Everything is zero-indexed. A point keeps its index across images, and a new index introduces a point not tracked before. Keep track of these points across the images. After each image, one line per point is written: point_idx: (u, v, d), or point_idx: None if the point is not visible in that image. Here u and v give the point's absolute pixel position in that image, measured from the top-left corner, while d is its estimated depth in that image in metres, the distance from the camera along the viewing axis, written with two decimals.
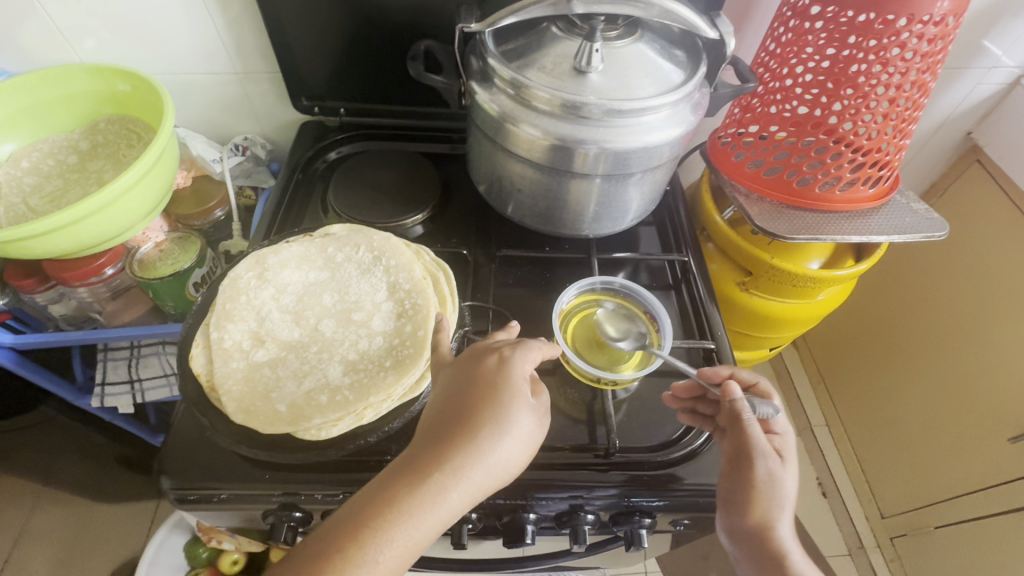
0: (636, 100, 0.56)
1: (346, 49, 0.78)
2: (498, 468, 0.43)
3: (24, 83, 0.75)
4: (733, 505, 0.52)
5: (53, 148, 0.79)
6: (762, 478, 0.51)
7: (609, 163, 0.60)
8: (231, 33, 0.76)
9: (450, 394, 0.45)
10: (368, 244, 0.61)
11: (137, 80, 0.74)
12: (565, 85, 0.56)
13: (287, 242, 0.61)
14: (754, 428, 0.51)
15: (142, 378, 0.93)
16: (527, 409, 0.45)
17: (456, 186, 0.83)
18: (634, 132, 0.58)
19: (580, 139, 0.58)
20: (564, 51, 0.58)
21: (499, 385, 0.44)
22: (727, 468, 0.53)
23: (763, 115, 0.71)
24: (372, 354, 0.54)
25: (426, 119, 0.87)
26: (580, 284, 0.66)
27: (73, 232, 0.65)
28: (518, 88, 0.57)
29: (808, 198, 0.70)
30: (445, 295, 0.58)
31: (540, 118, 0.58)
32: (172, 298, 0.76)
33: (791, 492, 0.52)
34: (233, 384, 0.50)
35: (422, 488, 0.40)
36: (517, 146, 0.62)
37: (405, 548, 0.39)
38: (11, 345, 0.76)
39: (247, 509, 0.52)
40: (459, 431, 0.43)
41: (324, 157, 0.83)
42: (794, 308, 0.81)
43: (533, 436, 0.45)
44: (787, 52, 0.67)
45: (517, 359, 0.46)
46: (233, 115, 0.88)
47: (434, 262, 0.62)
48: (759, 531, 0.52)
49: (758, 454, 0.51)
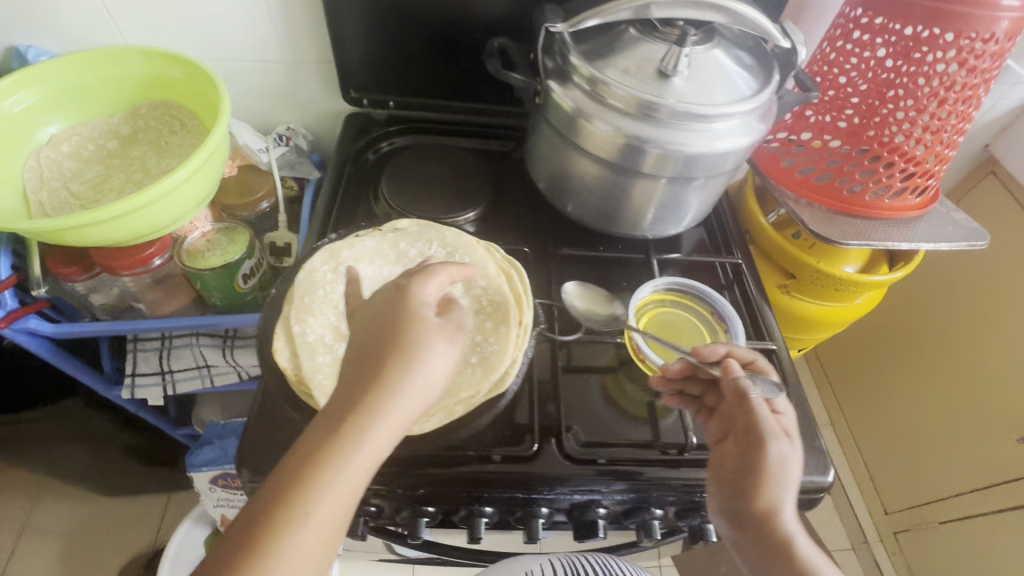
0: (711, 106, 0.57)
1: (402, 42, 0.77)
2: (413, 396, 0.42)
3: (68, 64, 0.72)
4: (742, 487, 0.48)
5: (94, 132, 0.77)
6: (773, 457, 0.48)
7: (677, 166, 0.61)
8: (286, 22, 0.75)
9: (359, 327, 0.44)
10: (441, 240, 0.61)
11: (188, 65, 0.72)
12: (644, 87, 0.57)
13: (358, 236, 0.61)
14: (762, 408, 0.50)
15: (173, 369, 0.91)
16: (432, 333, 0.43)
17: (508, 181, 0.82)
18: (704, 138, 0.59)
19: (651, 140, 0.59)
20: (646, 53, 0.58)
21: (399, 313, 0.43)
22: (734, 449, 0.51)
23: (817, 124, 0.73)
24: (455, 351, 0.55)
25: (477, 113, 0.87)
26: (659, 282, 0.63)
27: (133, 222, 0.64)
28: (596, 85, 0.58)
29: (857, 205, 0.72)
30: (520, 294, 0.59)
31: (615, 118, 0.59)
32: (219, 290, 0.75)
33: (797, 478, 0.48)
34: (323, 379, 0.50)
35: (342, 434, 0.39)
36: (588, 144, 0.62)
37: (341, 495, 0.39)
38: (53, 334, 0.73)
39: None
40: (371, 366, 0.41)
41: (375, 148, 0.83)
42: (834, 312, 0.84)
43: (450, 356, 0.44)
44: (845, 63, 0.69)
45: (415, 284, 0.45)
46: (277, 104, 0.86)
47: (506, 259, 0.62)
48: (762, 513, 0.47)
49: (773, 437, 0.48)
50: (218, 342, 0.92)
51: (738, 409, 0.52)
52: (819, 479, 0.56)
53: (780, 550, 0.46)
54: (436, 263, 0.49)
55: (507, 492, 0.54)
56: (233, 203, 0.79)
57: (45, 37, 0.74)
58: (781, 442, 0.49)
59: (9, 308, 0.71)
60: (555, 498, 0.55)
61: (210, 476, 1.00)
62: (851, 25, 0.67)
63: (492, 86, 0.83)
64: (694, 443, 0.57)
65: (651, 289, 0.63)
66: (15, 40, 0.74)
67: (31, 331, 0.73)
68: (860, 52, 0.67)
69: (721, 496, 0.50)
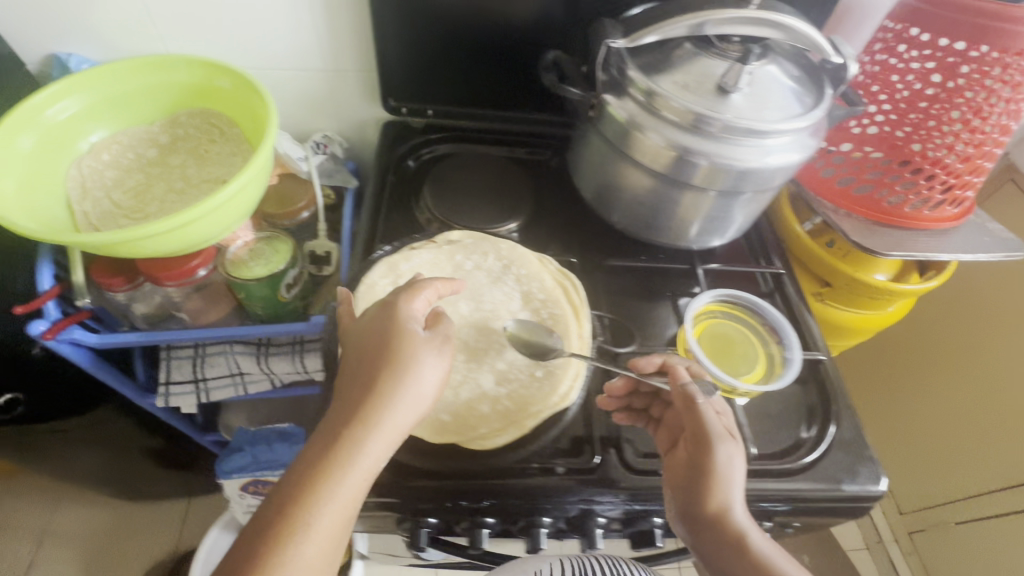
0: (764, 123, 0.57)
1: (444, 52, 0.78)
2: (408, 404, 0.46)
3: (110, 72, 0.71)
4: (689, 486, 0.49)
5: (133, 141, 0.76)
6: (715, 452, 0.48)
7: (726, 180, 0.61)
8: (330, 32, 0.75)
9: (352, 348, 0.49)
10: (497, 253, 0.62)
11: (234, 75, 0.72)
12: (699, 100, 0.58)
13: (415, 248, 0.62)
14: (708, 411, 0.50)
15: (206, 377, 0.91)
16: (421, 347, 0.48)
17: (548, 190, 0.82)
18: (755, 153, 0.60)
19: (702, 153, 0.59)
20: (704, 69, 0.59)
21: (390, 330, 0.49)
22: (686, 454, 0.51)
23: (858, 135, 0.74)
24: (520, 364, 0.55)
25: (513, 121, 0.87)
26: (720, 292, 0.64)
27: (185, 233, 0.63)
28: (651, 97, 0.59)
29: (897, 216, 0.74)
30: (579, 308, 0.59)
31: (668, 130, 0.59)
32: (263, 300, 0.76)
33: (739, 473, 0.48)
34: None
35: (340, 445, 0.44)
36: (639, 156, 0.63)
37: (341, 506, 0.42)
38: (96, 344, 0.73)
39: (392, 514, 0.53)
40: (366, 380, 0.46)
41: (416, 155, 0.83)
42: (866, 319, 0.85)
43: (440, 366, 0.49)
44: (890, 76, 0.70)
45: (403, 301, 0.50)
46: (314, 112, 0.86)
47: (561, 271, 0.62)
48: (708, 509, 0.47)
49: (709, 432, 0.49)
50: (252, 349, 0.91)
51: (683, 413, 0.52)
52: (874, 488, 0.58)
53: (733, 547, 0.45)
54: (423, 281, 0.54)
55: (571, 503, 0.54)
56: (274, 213, 0.79)
57: (88, 44, 0.73)
58: (719, 441, 0.49)
59: (53, 318, 0.71)
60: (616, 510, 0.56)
61: (241, 483, 0.99)
62: (895, 40, 0.69)
63: (530, 94, 0.84)
64: (753, 452, 0.59)
65: (711, 298, 0.63)
66: (56, 47, 0.73)
67: (75, 342, 0.72)
68: (903, 67, 0.69)
69: (676, 498, 0.50)
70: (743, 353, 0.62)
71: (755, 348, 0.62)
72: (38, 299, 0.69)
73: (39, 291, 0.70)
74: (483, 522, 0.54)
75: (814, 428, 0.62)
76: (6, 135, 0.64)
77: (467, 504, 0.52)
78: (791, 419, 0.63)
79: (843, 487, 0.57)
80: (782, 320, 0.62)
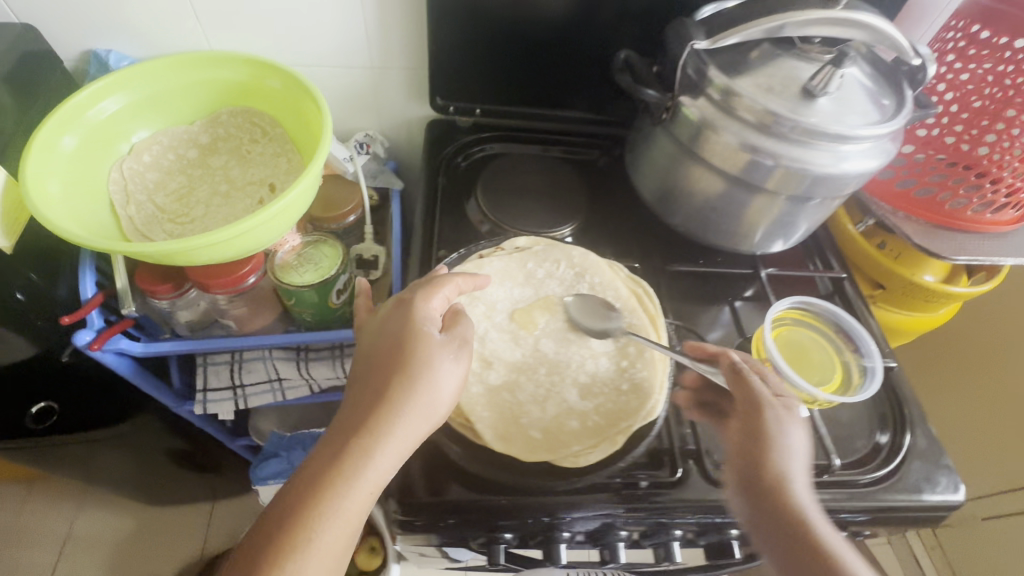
0: (843, 128, 0.55)
1: (498, 50, 0.76)
2: (417, 414, 0.46)
3: (151, 68, 0.68)
4: (749, 453, 0.48)
5: (173, 141, 0.72)
6: (778, 420, 0.48)
7: (798, 185, 0.59)
8: (380, 28, 0.73)
9: (366, 350, 0.50)
10: (568, 260, 0.60)
11: (284, 74, 0.69)
12: (777, 101, 0.56)
13: (484, 257, 0.60)
14: (762, 388, 0.50)
15: (244, 384, 0.87)
16: (432, 354, 0.48)
17: (601, 192, 0.81)
18: (831, 158, 0.57)
19: (776, 155, 0.57)
20: (788, 71, 0.57)
21: (405, 333, 0.49)
22: (739, 433, 0.50)
23: (924, 137, 0.74)
24: (603, 376, 0.54)
25: (561, 121, 0.84)
26: (798, 299, 0.62)
27: (230, 244, 0.59)
28: (728, 96, 0.57)
29: (959, 220, 0.72)
30: (655, 315, 0.58)
31: (744, 131, 0.57)
32: (313, 307, 0.73)
33: (799, 446, 0.48)
34: (482, 411, 0.51)
35: (347, 455, 0.44)
36: (709, 157, 0.61)
37: (343, 518, 0.43)
38: (141, 353, 0.71)
39: (469, 533, 0.52)
40: (377, 388, 0.47)
41: (465, 154, 0.81)
42: (917, 320, 0.84)
43: (454, 372, 0.49)
44: (961, 78, 0.71)
45: (420, 301, 0.51)
46: (356, 110, 0.84)
47: (633, 279, 0.61)
48: (765, 475, 0.47)
49: (771, 403, 0.49)
50: (290, 355, 0.88)
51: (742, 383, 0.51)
52: (953, 497, 0.58)
53: (787, 514, 0.45)
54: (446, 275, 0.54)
55: (656, 517, 0.53)
56: (319, 215, 0.76)
57: (129, 41, 0.72)
58: (781, 411, 0.49)
59: (97, 327, 0.68)
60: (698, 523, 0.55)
61: (277, 487, 0.99)
62: (965, 42, 0.70)
63: (579, 93, 0.82)
64: (837, 464, 0.58)
65: (788, 305, 0.62)
66: (94, 44, 0.72)
67: (120, 352, 0.69)
68: (977, 66, 0.69)
69: (733, 467, 0.49)
70: (818, 362, 0.61)
71: (830, 356, 0.61)
72: (82, 309, 0.67)
73: (83, 300, 0.68)
74: (562, 531, 0.53)
75: (889, 435, 0.62)
76: (50, 135, 0.61)
77: (551, 521, 0.51)
78: (862, 427, 0.63)
79: (923, 497, 0.57)
80: (860, 329, 0.61)
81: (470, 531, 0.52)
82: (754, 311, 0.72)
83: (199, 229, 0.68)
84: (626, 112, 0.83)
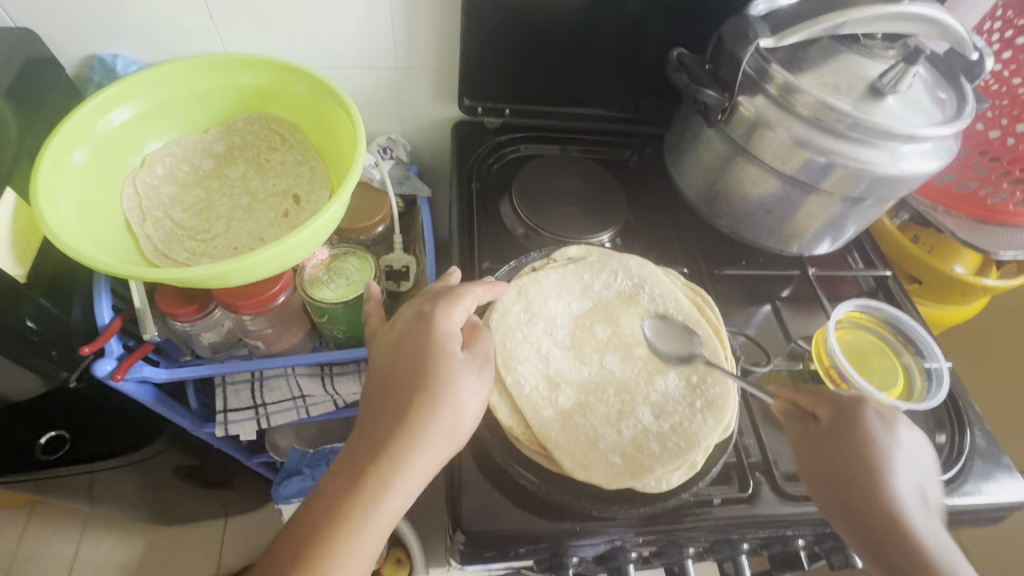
0: (907, 127, 0.53)
1: (533, 47, 0.73)
2: (440, 439, 0.44)
3: (165, 74, 0.63)
4: (842, 470, 0.46)
5: (187, 152, 0.67)
6: (874, 428, 0.47)
7: (857, 187, 0.57)
8: (410, 26, 0.69)
9: (381, 368, 0.47)
10: (626, 270, 0.62)
11: (310, 78, 0.64)
12: (836, 98, 0.54)
13: (541, 270, 0.61)
14: (866, 432, 0.47)
15: (267, 403, 0.78)
16: (456, 373, 0.46)
17: (635, 195, 0.79)
18: (892, 158, 0.55)
19: (834, 154, 0.54)
20: (854, 69, 0.56)
21: (426, 351, 0.46)
22: (826, 480, 0.47)
23: (969, 132, 0.75)
24: (674, 394, 0.55)
25: (589, 119, 0.81)
26: (859, 303, 0.65)
27: (254, 266, 0.54)
28: (788, 92, 0.54)
29: (1000, 214, 0.71)
30: (718, 326, 0.60)
31: (801, 129, 0.55)
32: (346, 323, 0.69)
33: (904, 460, 0.46)
34: (557, 437, 0.51)
35: (366, 485, 0.41)
36: (762, 155, 0.58)
37: (362, 554, 0.40)
38: (164, 379, 0.67)
39: (539, 558, 0.51)
40: (397, 408, 0.44)
41: (499, 155, 0.79)
42: (949, 313, 0.82)
43: (476, 391, 0.47)
44: (1007, 71, 0.72)
45: (439, 314, 0.48)
46: (378, 113, 0.80)
47: (689, 288, 0.63)
48: (873, 500, 0.44)
49: (864, 416, 0.48)
50: (316, 371, 0.79)
51: (825, 398, 0.51)
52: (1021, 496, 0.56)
53: (893, 523, 0.43)
54: (462, 286, 0.52)
55: (723, 534, 0.52)
56: (346, 227, 0.73)
57: (138, 45, 0.68)
58: (872, 421, 0.47)
59: (117, 355, 0.63)
60: (766, 537, 0.53)
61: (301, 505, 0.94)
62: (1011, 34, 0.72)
63: (609, 91, 0.79)
64: None
65: (851, 308, 0.65)
66: (99, 48, 0.68)
67: (142, 380, 0.65)
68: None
69: (821, 485, 0.47)
70: (879, 372, 0.63)
71: (891, 360, 0.64)
72: (101, 336, 0.62)
73: (100, 326, 0.63)
74: (629, 552, 0.52)
75: (947, 434, 0.61)
76: (58, 151, 0.55)
77: (620, 542, 0.51)
78: (919, 428, 0.62)
79: (991, 498, 0.56)
80: (921, 333, 0.64)
81: (539, 557, 0.51)
82: (793, 311, 0.71)
83: (224, 246, 0.63)
84: (657, 108, 0.81)
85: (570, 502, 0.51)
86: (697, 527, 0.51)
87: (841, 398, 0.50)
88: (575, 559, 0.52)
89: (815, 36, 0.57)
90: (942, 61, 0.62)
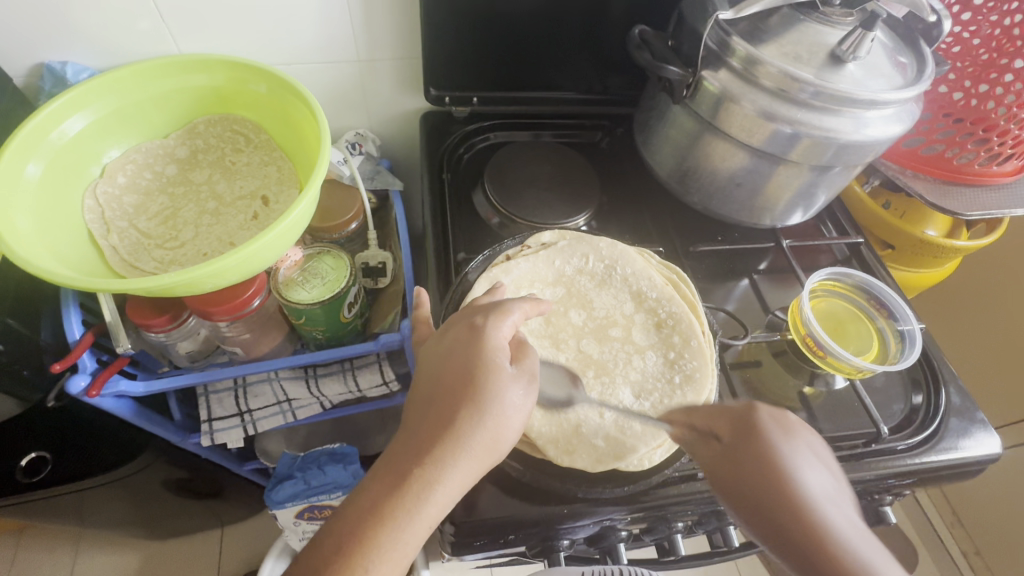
0: (868, 93, 0.53)
1: (496, 36, 0.72)
2: (484, 450, 0.43)
3: (118, 80, 0.61)
4: (755, 495, 0.40)
5: (149, 158, 0.66)
6: (774, 436, 0.41)
7: (822, 155, 0.57)
8: (369, 20, 0.68)
9: (428, 375, 0.46)
10: (597, 253, 0.62)
11: (269, 76, 0.63)
12: (794, 66, 0.54)
13: (513, 259, 0.61)
14: (774, 442, 0.41)
15: (252, 408, 0.77)
16: (504, 385, 0.44)
17: (608, 177, 0.79)
18: (854, 125, 0.55)
19: (798, 124, 0.54)
20: (814, 37, 0.56)
21: (473, 362, 0.44)
22: (756, 510, 0.40)
23: (931, 94, 0.75)
24: (653, 372, 0.56)
25: (559, 103, 0.80)
26: (833, 271, 0.66)
27: (220, 271, 0.52)
28: (750, 65, 0.54)
29: (966, 173, 0.73)
30: (693, 302, 0.60)
31: (765, 100, 0.55)
32: (324, 324, 0.69)
33: (813, 466, 0.40)
34: (541, 425, 0.52)
35: (408, 488, 0.40)
36: (732, 129, 0.58)
37: (401, 552, 0.40)
38: (142, 393, 0.65)
39: (530, 543, 0.52)
40: (445, 415, 0.43)
41: (468, 145, 0.78)
42: (923, 276, 0.84)
43: (523, 407, 0.45)
44: (966, 31, 0.72)
45: (491, 327, 0.46)
46: (343, 109, 0.79)
47: (663, 267, 0.64)
48: (803, 534, 0.37)
49: (761, 422, 0.42)
50: (300, 373, 0.78)
51: (721, 410, 0.45)
52: (994, 449, 0.58)
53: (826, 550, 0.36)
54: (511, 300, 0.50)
55: (709, 507, 0.53)
56: (320, 227, 0.73)
57: (89, 52, 0.66)
58: (770, 428, 0.42)
59: (91, 370, 0.62)
60: None
61: (295, 509, 0.94)
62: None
63: (576, 74, 0.78)
64: (885, 431, 0.57)
65: (824, 276, 0.66)
66: (47, 56, 0.66)
67: (120, 394, 0.64)
68: (983, 17, 0.70)
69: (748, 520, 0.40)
70: (854, 338, 0.65)
71: (865, 325, 0.65)
72: (73, 352, 0.61)
73: (71, 342, 0.62)
74: (618, 531, 0.53)
75: (923, 395, 0.62)
76: (9, 164, 0.54)
77: (608, 522, 0.52)
78: (895, 391, 0.63)
79: (969, 453, 0.57)
80: (892, 295, 0.65)
81: (529, 542, 0.52)
82: (769, 283, 0.71)
83: (193, 253, 0.62)
84: (624, 88, 0.80)
85: (558, 489, 0.51)
86: (683, 502, 0.52)
87: (734, 405, 0.44)
88: (566, 542, 0.53)
89: (775, 6, 0.57)
90: (903, 25, 0.62)
